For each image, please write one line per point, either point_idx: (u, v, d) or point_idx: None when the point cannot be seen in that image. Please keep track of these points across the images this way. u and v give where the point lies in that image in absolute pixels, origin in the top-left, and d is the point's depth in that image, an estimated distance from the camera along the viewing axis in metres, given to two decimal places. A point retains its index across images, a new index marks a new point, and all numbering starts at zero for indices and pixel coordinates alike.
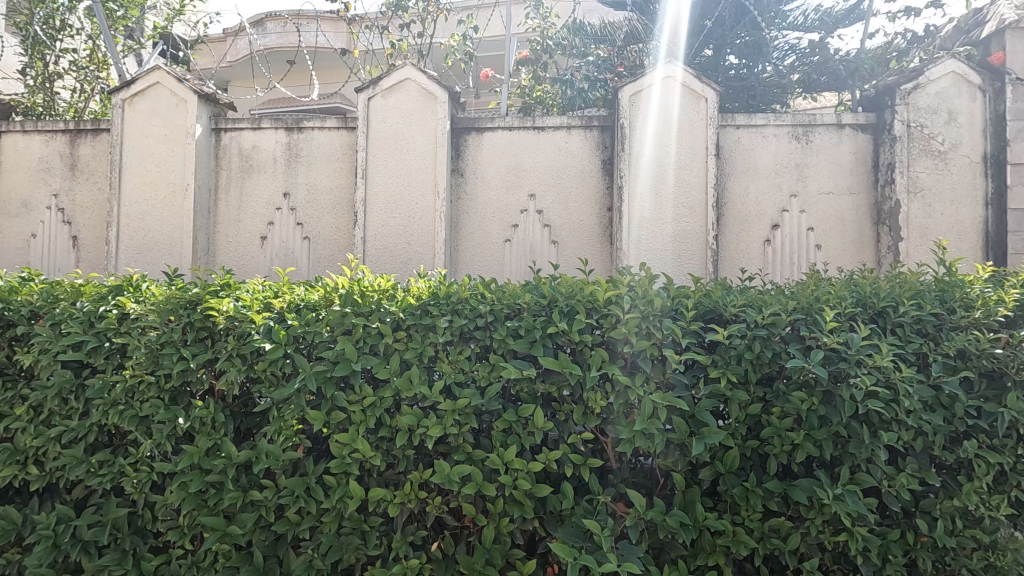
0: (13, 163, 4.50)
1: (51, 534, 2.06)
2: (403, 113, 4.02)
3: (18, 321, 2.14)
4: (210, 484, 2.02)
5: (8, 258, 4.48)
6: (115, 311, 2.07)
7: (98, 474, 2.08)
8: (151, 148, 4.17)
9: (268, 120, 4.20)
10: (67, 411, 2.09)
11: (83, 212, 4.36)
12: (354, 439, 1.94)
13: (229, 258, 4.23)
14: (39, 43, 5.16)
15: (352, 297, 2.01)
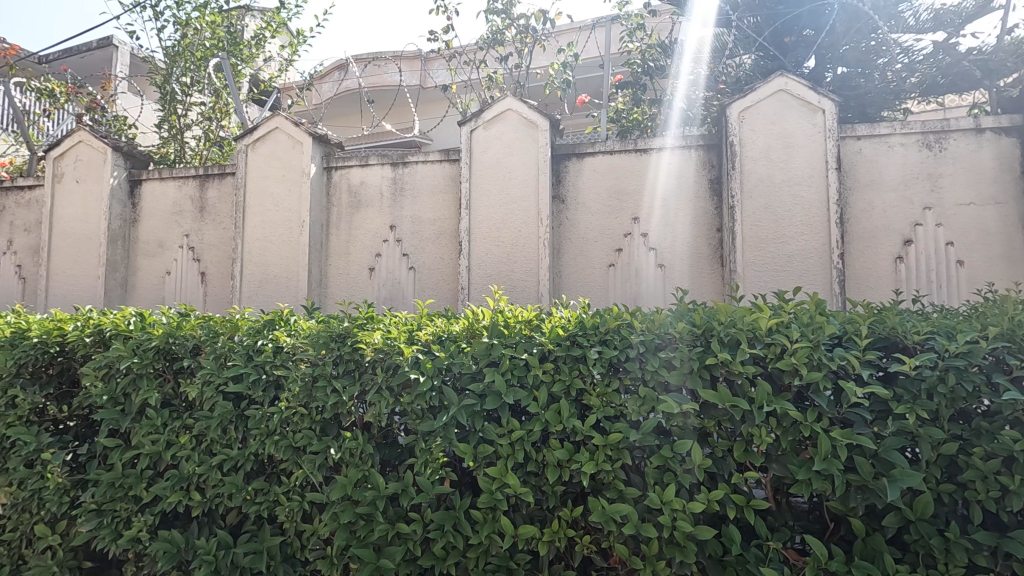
0: (151, 207, 4.96)
1: (212, 559, 2.15)
2: (504, 143, 4.05)
3: (183, 355, 2.33)
4: (359, 515, 2.04)
5: (146, 294, 4.91)
6: (271, 345, 2.22)
7: (254, 503, 2.16)
8: (271, 189, 4.47)
9: (375, 157, 4.38)
10: (226, 441, 2.20)
11: (211, 250, 4.73)
12: (504, 473, 1.92)
13: (339, 289, 4.41)
14: (175, 99, 5.78)
15: (498, 329, 2.06)
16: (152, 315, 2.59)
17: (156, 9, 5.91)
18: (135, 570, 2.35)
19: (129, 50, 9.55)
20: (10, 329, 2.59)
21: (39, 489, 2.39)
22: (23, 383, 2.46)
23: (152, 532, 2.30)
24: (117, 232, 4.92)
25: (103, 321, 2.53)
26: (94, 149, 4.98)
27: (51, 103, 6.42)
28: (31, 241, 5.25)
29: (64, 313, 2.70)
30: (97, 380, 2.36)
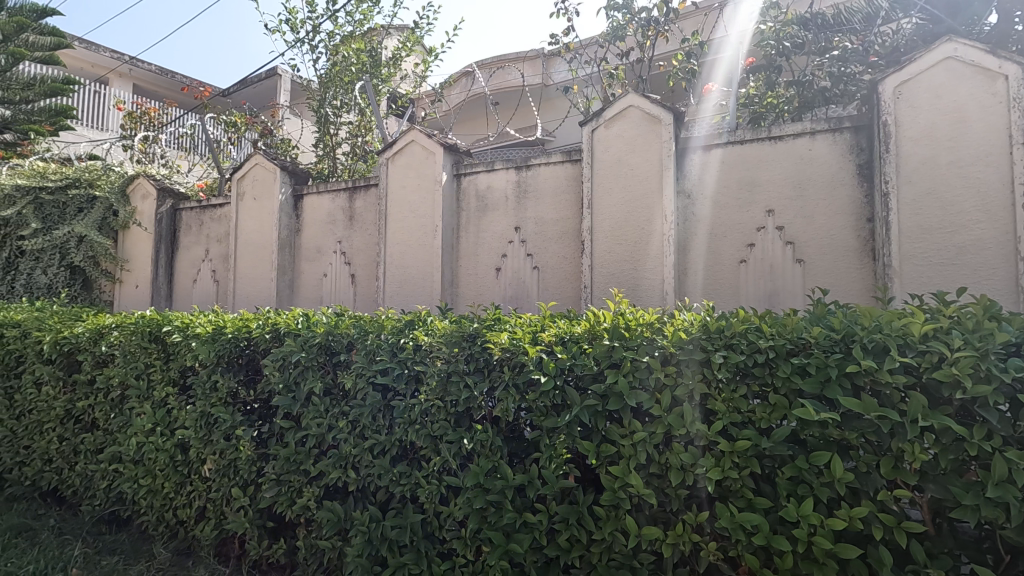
0: (310, 217, 5.66)
1: (366, 529, 2.45)
2: (626, 140, 4.02)
3: (340, 350, 2.67)
4: (490, 503, 2.20)
5: (308, 294, 5.61)
6: (411, 343, 2.48)
7: (400, 483, 2.42)
8: (409, 197, 4.88)
9: (500, 162, 4.58)
10: (376, 427, 2.49)
11: (359, 255, 5.28)
12: (626, 473, 1.96)
13: (469, 289, 4.69)
14: (328, 121, 6.55)
15: (619, 331, 2.10)
16: (314, 314, 3.00)
17: (312, 43, 6.73)
18: (305, 533, 2.76)
19: (290, 78, 10.88)
20: (211, 326, 3.15)
21: (234, 459, 2.89)
22: (221, 370, 2.99)
23: (318, 502, 2.68)
24: (285, 240, 5.69)
25: (278, 320, 2.99)
26: (267, 170, 5.81)
27: (233, 132, 7.58)
28: (222, 250, 6.25)
29: (249, 312, 3.22)
30: (274, 370, 2.79)
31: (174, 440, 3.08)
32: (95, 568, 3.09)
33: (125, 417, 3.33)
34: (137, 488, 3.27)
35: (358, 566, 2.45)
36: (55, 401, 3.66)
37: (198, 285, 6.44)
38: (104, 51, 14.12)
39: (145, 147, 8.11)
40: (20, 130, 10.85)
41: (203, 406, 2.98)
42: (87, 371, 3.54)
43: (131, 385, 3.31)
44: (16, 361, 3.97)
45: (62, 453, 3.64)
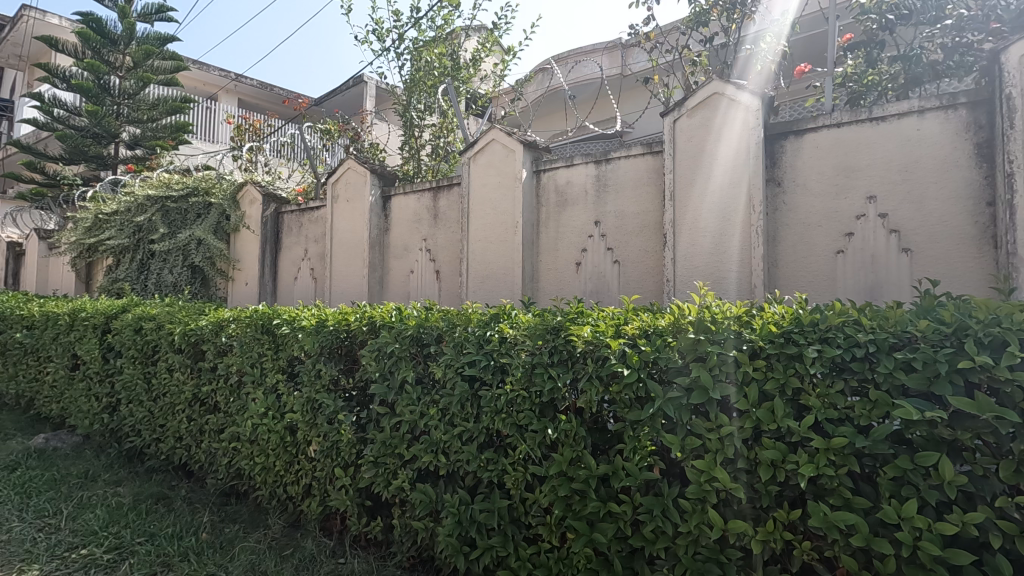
0: (398, 217, 5.96)
1: (456, 511, 2.58)
2: (711, 130, 3.89)
3: (431, 342, 2.84)
4: (574, 491, 2.26)
5: (396, 289, 5.92)
6: (497, 336, 2.59)
7: (487, 469, 2.54)
8: (490, 195, 5.02)
9: (580, 156, 4.59)
10: (464, 415, 2.62)
11: (444, 251, 5.50)
12: (713, 467, 1.94)
13: (550, 284, 4.76)
14: (413, 124, 6.86)
15: (704, 324, 2.08)
16: (406, 309, 3.19)
17: (398, 50, 7.08)
18: (400, 512, 2.95)
19: (376, 84, 11.45)
20: (314, 319, 3.44)
21: (336, 441, 3.14)
22: (324, 360, 3.26)
23: (412, 484, 2.85)
24: (375, 239, 6.02)
25: (374, 314, 3.21)
26: (358, 174, 6.17)
27: (327, 139, 8.12)
28: (319, 249, 6.73)
29: (347, 306, 3.48)
30: (371, 361, 3.00)
31: (284, 422, 3.39)
32: (220, 534, 3.48)
33: (242, 401, 3.71)
34: (253, 465, 3.63)
35: (448, 546, 2.59)
36: (184, 385, 4.14)
37: (298, 282, 6.97)
38: (214, 70, 15.56)
39: (251, 156, 8.87)
40: (149, 145, 12.22)
41: (309, 392, 3.26)
42: (210, 359, 3.97)
43: (247, 372, 3.68)
44: (153, 349, 4.53)
45: (190, 432, 4.10)
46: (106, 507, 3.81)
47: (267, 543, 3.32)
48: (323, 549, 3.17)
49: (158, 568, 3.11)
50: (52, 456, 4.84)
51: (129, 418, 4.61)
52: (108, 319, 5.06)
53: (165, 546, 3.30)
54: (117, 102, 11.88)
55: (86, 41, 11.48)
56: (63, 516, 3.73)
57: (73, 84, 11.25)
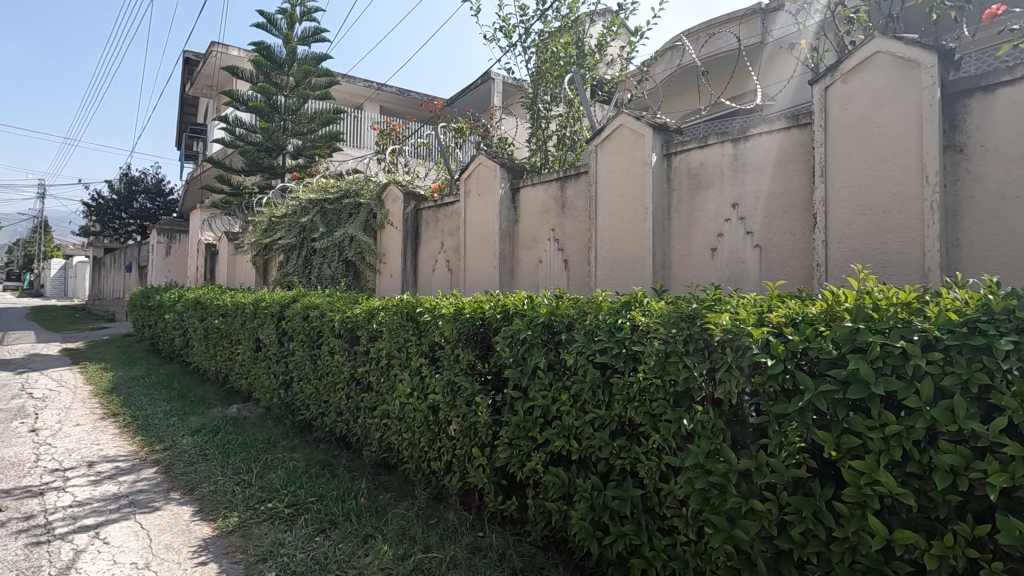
0: (527, 208, 6.09)
1: (589, 496, 2.62)
2: (871, 94, 3.45)
3: (562, 330, 2.90)
4: (712, 485, 2.18)
5: (526, 279, 6.08)
6: (629, 324, 2.58)
7: (620, 457, 2.54)
8: (618, 182, 4.95)
9: (715, 136, 4.33)
10: (596, 401, 2.64)
11: (571, 241, 5.54)
12: (875, 469, 1.76)
13: (683, 270, 4.57)
14: (540, 116, 6.98)
15: (865, 312, 1.90)
16: (537, 297, 3.28)
17: (524, 44, 7.21)
18: (533, 493, 3.06)
19: (503, 80, 11.76)
20: (452, 307, 3.68)
21: (474, 422, 3.33)
22: (462, 345, 3.48)
23: (545, 466, 2.94)
24: (505, 231, 6.24)
25: (507, 302, 3.36)
26: (488, 168, 6.42)
27: (460, 137, 8.53)
28: (454, 242, 7.13)
29: (482, 295, 3.66)
30: (505, 347, 3.14)
31: (427, 402, 3.68)
32: (375, 500, 3.88)
33: (391, 381, 4.09)
34: (400, 440, 3.98)
35: (581, 530, 2.64)
36: (343, 365, 4.65)
37: (436, 274, 7.46)
38: (360, 81, 17.10)
39: (393, 158, 9.62)
40: (309, 154, 13.77)
41: (449, 375, 3.50)
42: (364, 343, 4.42)
43: (395, 356, 4.04)
44: (317, 334, 5.16)
45: (348, 408, 4.61)
46: (285, 469, 4.43)
47: (415, 512, 3.64)
48: (463, 521, 3.41)
49: (327, 525, 3.57)
50: (243, 424, 5.73)
51: (300, 393, 5.30)
52: (282, 308, 5.85)
53: (332, 506, 3.76)
54: (283, 118, 13.55)
55: (259, 67, 13.25)
56: (254, 474, 4.41)
57: (250, 106, 13.05)
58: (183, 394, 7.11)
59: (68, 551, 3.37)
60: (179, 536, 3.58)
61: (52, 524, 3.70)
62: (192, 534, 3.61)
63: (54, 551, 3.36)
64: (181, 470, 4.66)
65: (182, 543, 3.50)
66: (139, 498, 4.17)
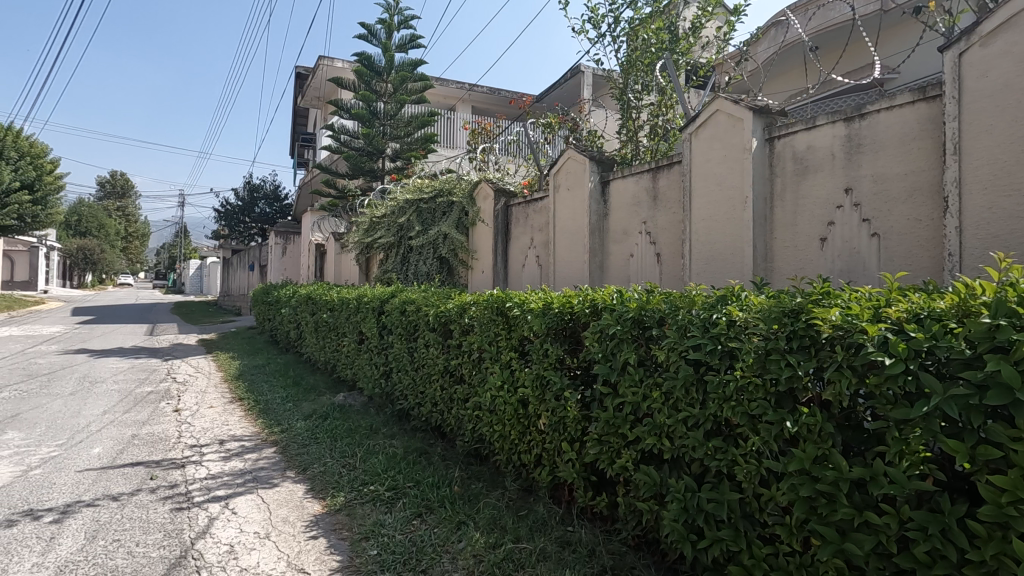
0: (617, 201, 5.97)
1: (682, 497, 2.53)
2: (1017, 57, 2.99)
3: (653, 325, 2.82)
4: (820, 493, 2.02)
5: (617, 273, 5.96)
6: (725, 319, 2.46)
7: (715, 458, 2.43)
8: (714, 170, 4.70)
9: (824, 115, 3.99)
10: (690, 400, 2.53)
11: (664, 234, 5.35)
12: (1019, 487, 1.55)
13: (787, 262, 4.25)
14: (631, 106, 6.81)
15: (1007, 307, 1.68)
16: (627, 291, 3.21)
17: (614, 34, 7.06)
18: (624, 491, 3.00)
19: (593, 72, 11.61)
20: (541, 301, 3.69)
21: (563, 417, 3.32)
22: (551, 340, 3.49)
23: (635, 464, 2.87)
24: (595, 225, 6.16)
25: (596, 297, 3.32)
26: (578, 162, 6.36)
27: (549, 132, 8.54)
28: (543, 237, 7.15)
29: (570, 289, 3.64)
30: (594, 342, 3.10)
31: (516, 396, 3.73)
32: (468, 489, 4.00)
33: (482, 374, 4.19)
34: (491, 432, 4.06)
35: (674, 531, 2.55)
36: (438, 358, 4.84)
37: (526, 269, 7.53)
38: (453, 84, 17.65)
39: (484, 157, 9.84)
40: (406, 157, 14.43)
41: (538, 369, 3.52)
42: (456, 337, 4.56)
43: (486, 349, 4.13)
44: (414, 328, 5.40)
45: (442, 399, 4.79)
46: (385, 455, 4.69)
47: (506, 503, 3.72)
48: (553, 515, 3.42)
49: (423, 510, 3.74)
50: (349, 411, 6.15)
51: (398, 384, 5.59)
52: (382, 302, 6.20)
53: (427, 492, 3.93)
54: (383, 123, 14.31)
55: (361, 76, 14.08)
56: (358, 458, 4.72)
57: (353, 113, 13.91)
58: (297, 382, 7.75)
59: (204, 518, 3.80)
60: (294, 511, 3.92)
61: (191, 493, 4.20)
62: (305, 510, 3.94)
63: (193, 517, 3.81)
64: (296, 451, 5.10)
65: (297, 517, 3.83)
66: (261, 475, 4.61)
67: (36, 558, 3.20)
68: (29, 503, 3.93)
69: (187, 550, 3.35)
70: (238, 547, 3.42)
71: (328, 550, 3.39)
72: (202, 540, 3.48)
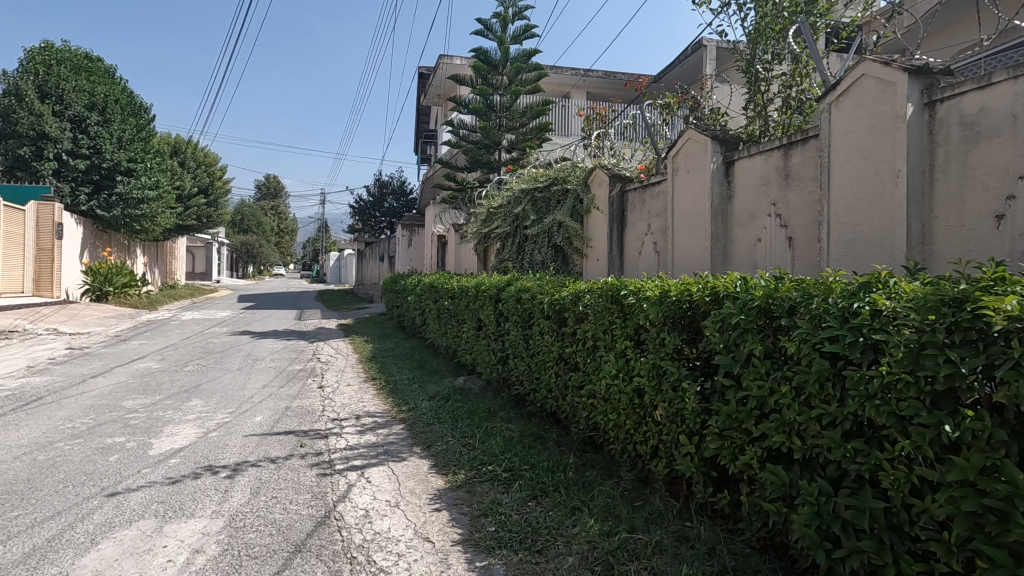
0: (743, 182, 5.57)
1: (815, 501, 2.33)
2: None
3: (782, 315, 2.63)
4: (989, 508, 1.79)
5: (743, 259, 5.57)
6: (868, 308, 2.22)
7: (855, 462, 2.20)
8: (859, 142, 4.20)
9: (1003, 71, 3.37)
10: (824, 396, 2.31)
11: (798, 216, 4.90)
12: None
13: (950, 244, 3.69)
14: (759, 78, 6.30)
15: None
16: (753, 278, 3.00)
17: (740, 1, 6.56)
18: (747, 490, 2.82)
19: (716, 45, 10.90)
20: (658, 289, 3.58)
21: (681, 409, 3.20)
22: (667, 329, 3.37)
23: (761, 463, 2.68)
24: (718, 209, 5.82)
25: (716, 284, 3.15)
26: (698, 143, 6.04)
27: (667, 113, 8.20)
28: (661, 223, 6.89)
29: (689, 277, 3.49)
30: (715, 332, 2.95)
31: (632, 385, 3.65)
32: (582, 476, 4.03)
33: (597, 362, 4.16)
34: (606, 420, 4.02)
35: (805, 537, 2.35)
36: (552, 345, 4.89)
37: (643, 256, 7.32)
38: (568, 71, 17.55)
39: (599, 142, 9.68)
40: (521, 147, 14.67)
41: (655, 359, 3.42)
42: (571, 325, 4.58)
43: (600, 337, 4.10)
44: (529, 315, 5.51)
45: (557, 385, 4.84)
46: (502, 437, 4.86)
47: (621, 492, 3.69)
48: (670, 508, 3.33)
49: (539, 492, 3.83)
50: (468, 394, 6.45)
51: (515, 369, 5.75)
52: (498, 290, 6.40)
53: (543, 475, 4.02)
54: (499, 115, 14.66)
55: (478, 71, 14.50)
56: (477, 439, 4.95)
57: (471, 108, 14.40)
58: (422, 365, 8.28)
59: (344, 484, 4.23)
60: (420, 484, 4.22)
61: (333, 461, 4.69)
62: (430, 484, 4.22)
63: (335, 482, 4.25)
64: (422, 428, 5.48)
65: (423, 490, 4.12)
66: (391, 449, 5.01)
67: (215, 506, 3.78)
68: (209, 459, 4.65)
69: (330, 511, 3.75)
70: (372, 512, 3.76)
71: (450, 522, 3.61)
72: (343, 503, 3.88)
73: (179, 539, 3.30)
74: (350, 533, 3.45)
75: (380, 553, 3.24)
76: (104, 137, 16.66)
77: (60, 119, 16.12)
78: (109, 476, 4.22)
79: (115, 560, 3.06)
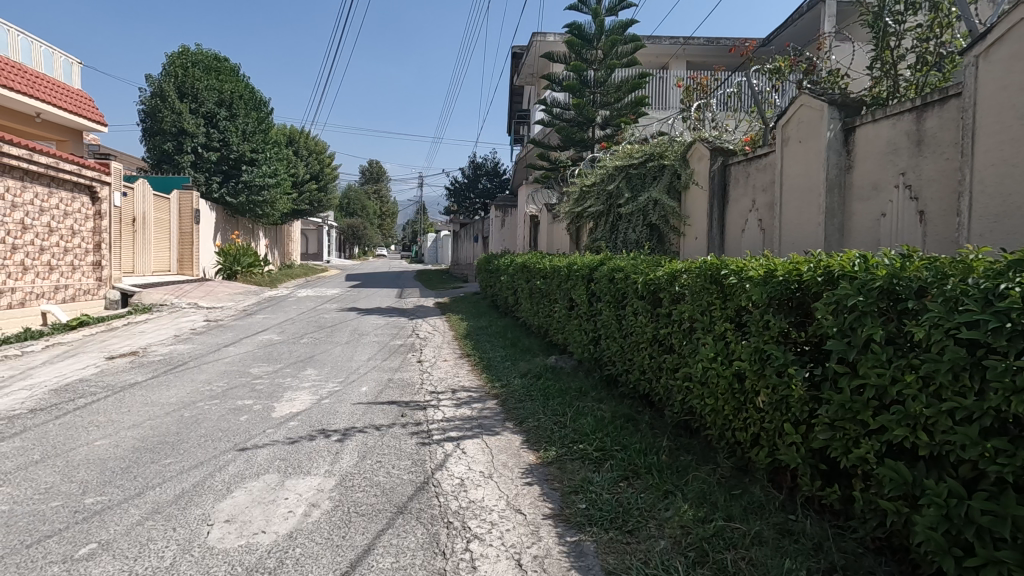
0: (865, 150, 5.04)
1: (943, 503, 2.10)
2: None
3: (907, 296, 2.37)
4: None
5: (863, 235, 5.06)
6: (1019, 290, 1.97)
7: (995, 462, 1.97)
8: (1014, 99, 3.63)
9: None
10: (959, 388, 2.07)
11: (932, 185, 4.35)
12: None
13: None
14: (888, 34, 5.64)
15: None
16: (874, 256, 2.74)
17: None
18: (861, 486, 2.60)
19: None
20: (763, 269, 3.36)
21: (786, 395, 3.00)
22: (773, 311, 3.17)
23: (879, 458, 2.44)
24: (834, 181, 5.31)
25: (831, 263, 2.90)
26: (813, 109, 5.52)
27: (777, 79, 7.59)
28: (767, 198, 6.42)
29: (799, 255, 3.24)
30: (826, 315, 2.71)
31: (731, 369, 3.47)
32: (677, 460, 3.92)
33: (693, 345, 4.00)
34: (702, 404, 3.86)
35: (930, 542, 2.13)
36: (645, 326, 4.77)
37: (746, 234, 6.88)
38: (666, 40, 16.79)
39: (699, 114, 9.17)
40: (616, 123, 14.27)
41: (757, 342, 3.23)
42: (666, 305, 4.43)
43: (697, 319, 3.94)
44: (622, 295, 5.41)
45: (650, 367, 4.73)
46: (594, 417, 4.85)
47: (718, 479, 3.55)
48: (772, 499, 3.16)
49: (631, 474, 3.79)
50: (560, 372, 6.50)
51: (607, 349, 5.69)
52: (591, 270, 6.31)
53: (635, 457, 3.97)
54: (593, 91, 14.35)
55: (571, 47, 14.26)
56: (569, 418, 4.98)
57: (565, 86, 14.21)
58: (515, 343, 8.43)
59: (441, 453, 4.45)
60: (512, 458, 4.34)
61: (431, 432, 4.93)
62: (522, 458, 4.32)
63: (433, 451, 4.48)
64: (515, 405, 5.60)
65: (515, 463, 4.23)
66: (485, 423, 5.18)
67: (328, 465, 4.14)
68: (322, 424, 5.08)
69: (429, 477, 3.97)
70: (467, 481, 3.93)
71: (541, 497, 3.69)
72: (440, 471, 4.09)
73: (298, 493, 3.67)
74: (446, 500, 3.64)
75: (474, 520, 3.39)
76: (232, 131, 18.46)
77: (195, 116, 18.01)
78: (240, 434, 4.76)
79: (246, 507, 3.46)
